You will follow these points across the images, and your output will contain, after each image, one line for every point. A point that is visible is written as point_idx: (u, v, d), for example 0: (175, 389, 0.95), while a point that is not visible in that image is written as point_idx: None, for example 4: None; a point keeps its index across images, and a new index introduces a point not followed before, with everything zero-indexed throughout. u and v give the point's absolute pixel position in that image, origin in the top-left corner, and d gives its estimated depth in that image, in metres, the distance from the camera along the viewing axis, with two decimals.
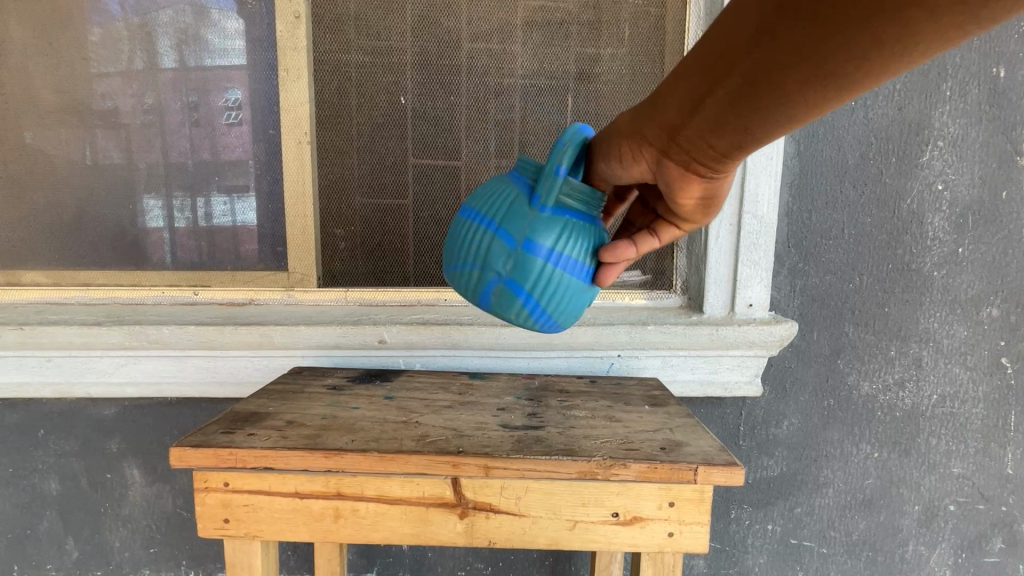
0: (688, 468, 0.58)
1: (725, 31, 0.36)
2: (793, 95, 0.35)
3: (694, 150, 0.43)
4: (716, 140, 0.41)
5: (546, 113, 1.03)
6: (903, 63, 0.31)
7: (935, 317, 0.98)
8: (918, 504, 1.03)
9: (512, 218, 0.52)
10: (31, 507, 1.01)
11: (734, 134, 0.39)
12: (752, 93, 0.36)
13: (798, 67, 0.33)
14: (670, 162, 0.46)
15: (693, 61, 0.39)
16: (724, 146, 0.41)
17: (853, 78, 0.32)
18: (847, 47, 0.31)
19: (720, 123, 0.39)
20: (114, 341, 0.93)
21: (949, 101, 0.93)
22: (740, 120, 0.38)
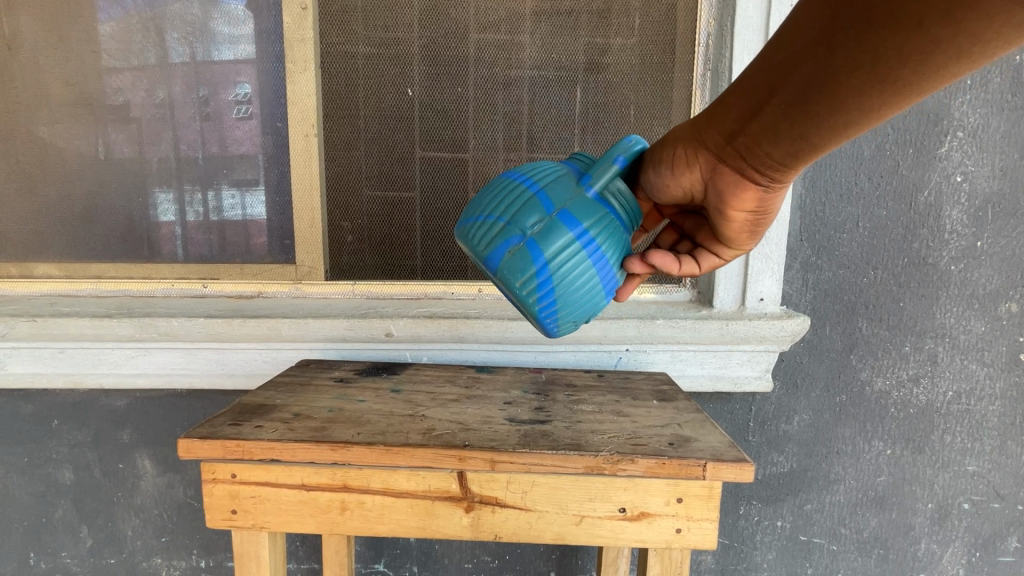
0: (696, 464, 0.57)
1: (782, 44, 0.40)
2: (845, 104, 0.38)
3: (749, 156, 0.47)
4: (772, 148, 0.45)
5: (555, 104, 1.02)
6: (959, 67, 0.33)
7: (952, 312, 0.96)
8: (932, 502, 1.02)
9: (550, 231, 0.51)
10: (46, 496, 1.03)
11: (789, 141, 0.43)
12: (806, 102, 0.40)
13: (852, 73, 0.36)
14: (723, 167, 0.50)
15: (750, 73, 0.44)
16: (778, 154, 0.45)
17: (908, 81, 0.35)
18: (900, 51, 0.34)
19: (774, 128, 0.43)
20: (125, 333, 0.94)
21: (970, 90, 0.90)
22: (796, 128, 0.42)
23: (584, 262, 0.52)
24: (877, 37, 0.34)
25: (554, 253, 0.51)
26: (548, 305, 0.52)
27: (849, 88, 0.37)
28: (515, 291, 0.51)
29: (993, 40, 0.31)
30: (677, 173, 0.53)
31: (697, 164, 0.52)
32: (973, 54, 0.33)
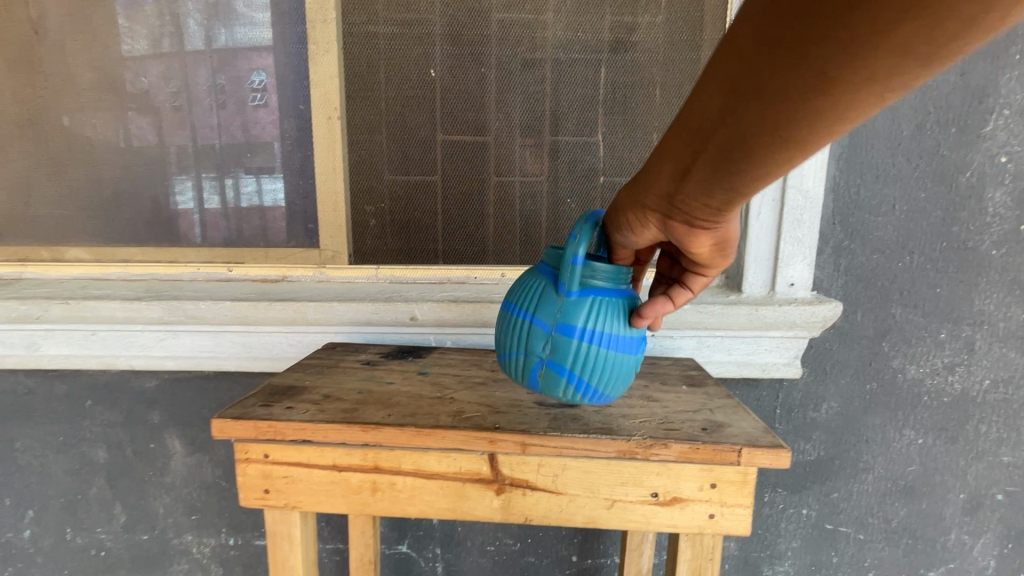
0: (731, 449, 0.56)
1: (691, 109, 0.42)
2: (764, 153, 0.39)
3: (692, 210, 0.48)
4: (709, 197, 0.46)
5: (580, 85, 1.01)
6: (871, 96, 0.33)
7: (992, 299, 0.93)
8: (964, 492, 0.99)
9: (560, 347, 0.57)
10: (81, 474, 1.06)
11: (724, 192, 0.44)
12: (731, 159, 0.41)
13: (765, 126, 0.37)
14: (672, 220, 0.51)
15: (671, 137, 0.45)
16: (717, 201, 0.46)
17: (823, 119, 0.35)
18: (805, 95, 0.34)
19: (708, 184, 0.44)
20: (155, 315, 0.96)
21: (1018, 66, 0.86)
22: (727, 180, 0.43)
23: (600, 350, 0.58)
24: (774, 84, 0.35)
25: (569, 360, 0.58)
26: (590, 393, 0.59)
27: (763, 135, 0.38)
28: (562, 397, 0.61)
29: (900, 60, 0.30)
30: (633, 229, 0.56)
31: (650, 222, 0.54)
32: (883, 80, 0.32)
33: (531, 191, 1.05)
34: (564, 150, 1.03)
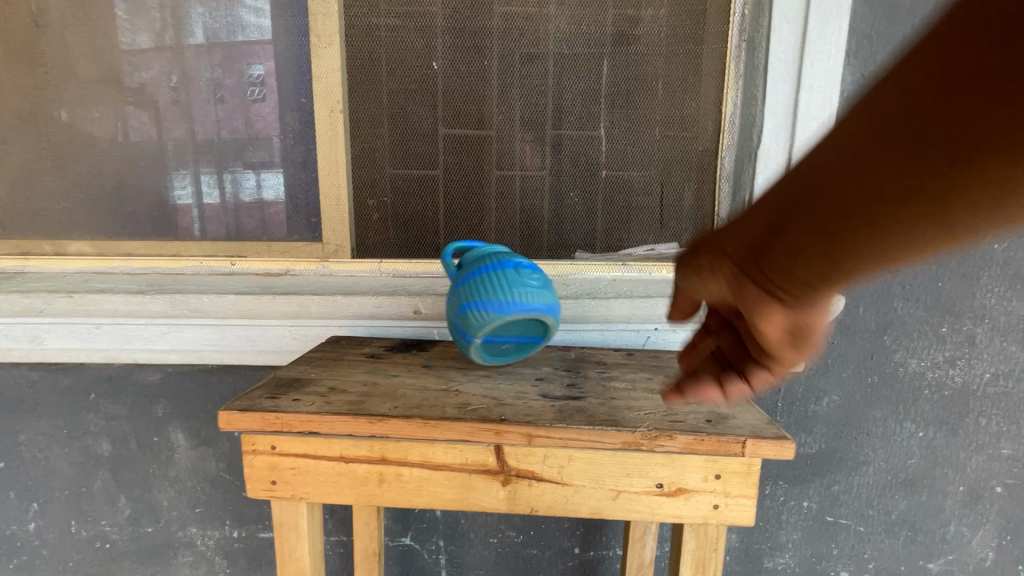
0: (735, 440, 0.57)
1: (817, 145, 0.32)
2: (903, 215, 0.29)
3: (773, 279, 0.36)
4: (800, 267, 0.34)
5: (583, 78, 0.99)
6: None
7: (993, 292, 0.93)
8: (963, 484, 1.00)
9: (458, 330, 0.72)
10: (85, 467, 1.06)
11: (817, 263, 0.33)
12: (851, 215, 0.30)
13: (916, 177, 0.28)
14: (758, 280, 0.37)
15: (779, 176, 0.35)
16: (806, 275, 0.34)
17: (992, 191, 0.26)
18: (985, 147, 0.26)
19: (802, 249, 0.33)
20: (158, 309, 0.97)
21: None
22: (833, 249, 0.32)
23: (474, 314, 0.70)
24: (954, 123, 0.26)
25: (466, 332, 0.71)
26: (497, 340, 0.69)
27: (908, 190, 0.28)
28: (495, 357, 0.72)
29: None
30: (712, 277, 0.40)
31: (722, 273, 0.40)
32: None
33: (533, 185, 1.04)
34: (567, 143, 1.02)
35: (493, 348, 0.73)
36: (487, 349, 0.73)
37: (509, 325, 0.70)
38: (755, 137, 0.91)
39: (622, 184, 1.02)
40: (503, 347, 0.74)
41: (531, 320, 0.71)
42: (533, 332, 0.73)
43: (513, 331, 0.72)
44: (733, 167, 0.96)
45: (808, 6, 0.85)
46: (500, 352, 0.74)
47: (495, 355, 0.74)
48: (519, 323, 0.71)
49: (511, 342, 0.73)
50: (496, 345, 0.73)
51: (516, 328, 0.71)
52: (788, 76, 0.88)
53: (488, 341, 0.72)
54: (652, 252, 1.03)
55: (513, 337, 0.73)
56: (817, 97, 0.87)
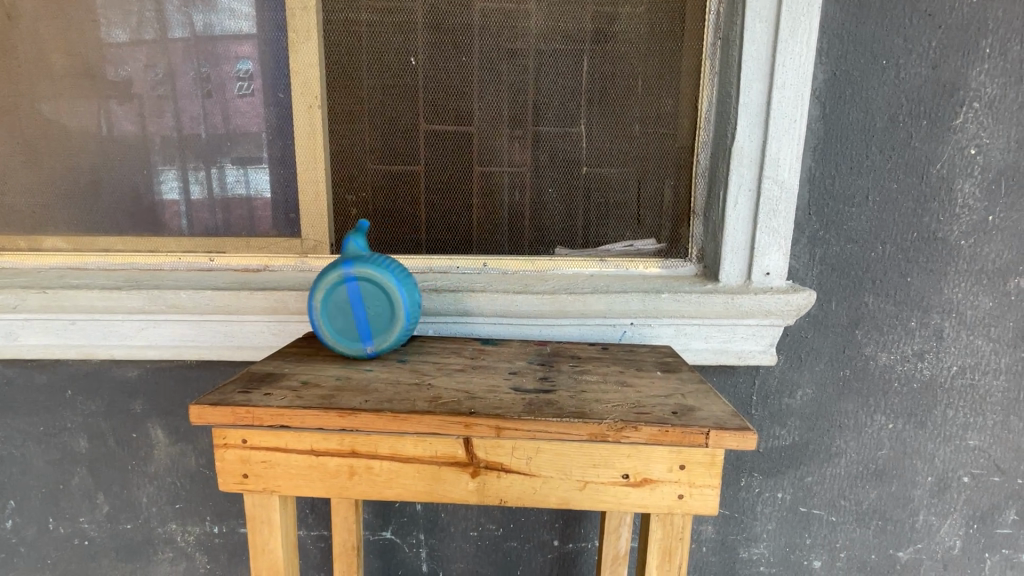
0: (699, 431, 0.58)
1: None
2: None
3: None
4: None
5: (561, 76, 1.00)
6: None
7: (960, 287, 0.95)
8: (932, 475, 1.02)
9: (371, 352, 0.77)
10: (63, 464, 1.06)
11: None
12: None
13: None
14: None
15: None
16: None
17: None
18: None
19: None
20: (135, 305, 0.95)
21: (988, 60, 0.88)
22: None
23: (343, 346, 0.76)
24: None
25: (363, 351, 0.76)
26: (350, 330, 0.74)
27: None
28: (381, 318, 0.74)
29: None
30: None
31: None
32: None
33: (516, 180, 1.04)
34: (546, 140, 1.03)
35: (377, 323, 0.74)
36: (384, 329, 0.74)
37: (344, 328, 0.74)
38: (730, 135, 0.91)
39: (601, 181, 1.02)
40: (376, 313, 0.74)
41: (336, 313, 0.73)
42: (349, 297, 0.72)
43: (350, 317, 0.74)
44: (707, 164, 0.96)
45: (780, 7, 0.85)
46: (381, 309, 0.73)
47: (389, 313, 0.74)
48: (337, 323, 0.74)
49: (363, 310, 0.73)
50: (373, 321, 0.74)
51: (344, 319, 0.74)
52: (761, 74, 0.88)
53: (370, 334, 0.75)
54: (628, 248, 1.03)
55: (360, 317, 0.74)
56: (790, 95, 0.88)
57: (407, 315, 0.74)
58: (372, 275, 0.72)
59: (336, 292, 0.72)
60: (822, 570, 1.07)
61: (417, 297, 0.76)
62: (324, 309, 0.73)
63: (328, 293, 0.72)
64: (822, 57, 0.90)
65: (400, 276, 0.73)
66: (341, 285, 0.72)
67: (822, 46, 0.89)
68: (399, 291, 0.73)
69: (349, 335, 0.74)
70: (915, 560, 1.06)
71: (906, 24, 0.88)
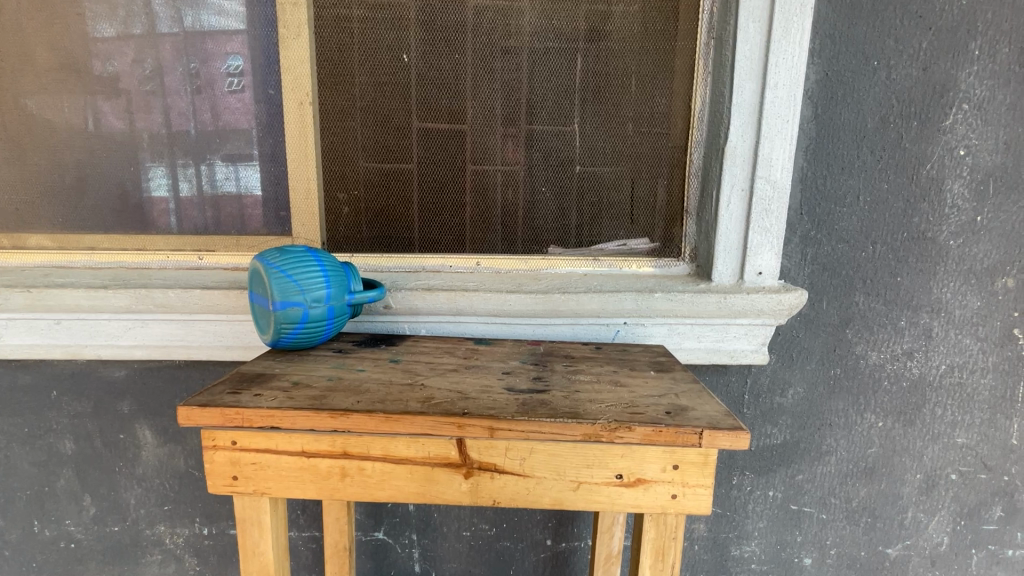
0: (692, 432, 0.58)
1: None
2: None
3: None
4: None
5: (555, 75, 1.06)
6: None
7: (949, 287, 0.96)
8: (920, 472, 1.04)
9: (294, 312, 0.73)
10: (47, 466, 1.04)
11: None
12: None
13: None
14: None
15: None
16: None
17: None
18: None
19: None
20: (122, 304, 0.94)
21: (977, 62, 0.89)
22: None
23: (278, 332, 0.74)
24: None
25: (285, 318, 0.73)
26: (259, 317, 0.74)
27: None
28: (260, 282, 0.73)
29: None
30: None
31: None
32: None
33: (509, 178, 1.10)
34: (539, 139, 1.07)
35: (261, 287, 0.73)
36: (264, 287, 0.72)
37: (258, 319, 0.74)
38: (723, 135, 0.90)
39: (593, 179, 1.03)
40: (256, 283, 0.73)
41: (252, 318, 0.75)
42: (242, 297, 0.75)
43: (254, 305, 0.74)
44: (701, 164, 0.95)
45: (773, 7, 0.85)
46: (254, 276, 0.73)
47: (257, 273, 0.73)
48: (259, 323, 0.74)
49: (250, 292, 0.74)
50: (259, 289, 0.73)
51: (256, 315, 0.74)
52: (754, 74, 0.88)
53: (264, 299, 0.73)
54: (621, 247, 1.02)
55: (254, 301, 0.74)
56: (782, 95, 0.88)
57: (265, 259, 0.73)
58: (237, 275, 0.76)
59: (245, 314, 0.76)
60: (813, 567, 1.08)
61: (273, 248, 0.75)
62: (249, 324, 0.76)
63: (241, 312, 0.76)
64: (814, 58, 0.90)
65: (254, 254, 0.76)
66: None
67: (814, 47, 0.90)
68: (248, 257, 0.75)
69: (265, 318, 0.73)
70: (904, 556, 1.07)
71: (898, 26, 0.88)
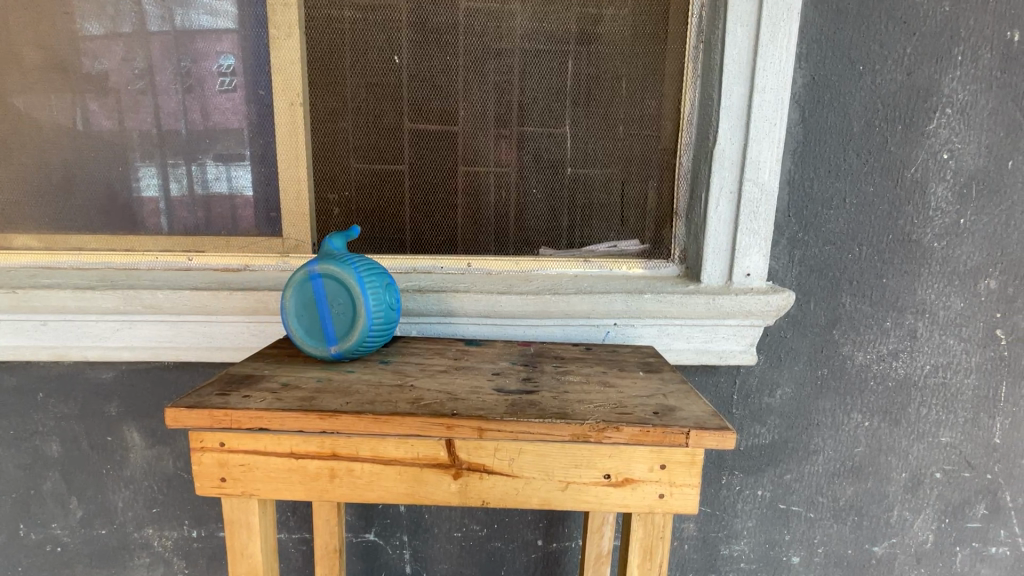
0: (679, 432, 0.59)
1: None
2: None
3: None
4: None
5: (547, 76, 1.00)
6: None
7: (933, 288, 0.98)
8: (906, 471, 1.05)
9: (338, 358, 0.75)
10: (34, 469, 1.03)
11: None
12: None
13: None
14: None
15: None
16: None
17: None
18: None
19: None
20: (109, 305, 0.93)
21: (960, 67, 0.91)
22: None
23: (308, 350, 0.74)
24: None
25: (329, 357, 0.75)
26: (310, 326, 0.73)
27: None
28: (342, 317, 0.73)
29: None
30: None
31: None
32: None
33: (501, 181, 1.04)
34: (531, 142, 1.02)
35: (341, 323, 0.73)
36: (344, 328, 0.73)
37: (309, 332, 0.73)
38: (711, 138, 0.92)
39: (584, 182, 1.02)
40: (340, 312, 0.72)
41: (302, 316, 0.73)
42: (314, 295, 0.72)
43: (316, 315, 0.73)
44: (690, 166, 0.96)
45: (760, 11, 0.87)
46: (346, 309, 0.72)
47: (350, 312, 0.72)
48: (306, 322, 0.73)
49: (328, 307, 0.72)
50: (337, 320, 0.73)
51: (313, 319, 0.73)
52: (742, 78, 0.89)
53: (332, 334, 0.73)
54: (611, 249, 1.03)
55: (325, 317, 0.73)
56: (770, 99, 0.89)
57: (370, 312, 0.72)
58: (336, 272, 0.71)
59: (301, 293, 0.73)
60: (801, 565, 1.09)
61: (383, 295, 0.74)
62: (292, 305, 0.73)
63: (297, 288, 0.72)
64: (801, 62, 0.91)
65: (364, 275, 0.72)
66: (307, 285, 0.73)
67: (801, 52, 0.91)
68: (360, 284, 0.71)
69: (316, 336, 0.73)
70: (890, 554, 1.08)
71: (883, 31, 0.90)
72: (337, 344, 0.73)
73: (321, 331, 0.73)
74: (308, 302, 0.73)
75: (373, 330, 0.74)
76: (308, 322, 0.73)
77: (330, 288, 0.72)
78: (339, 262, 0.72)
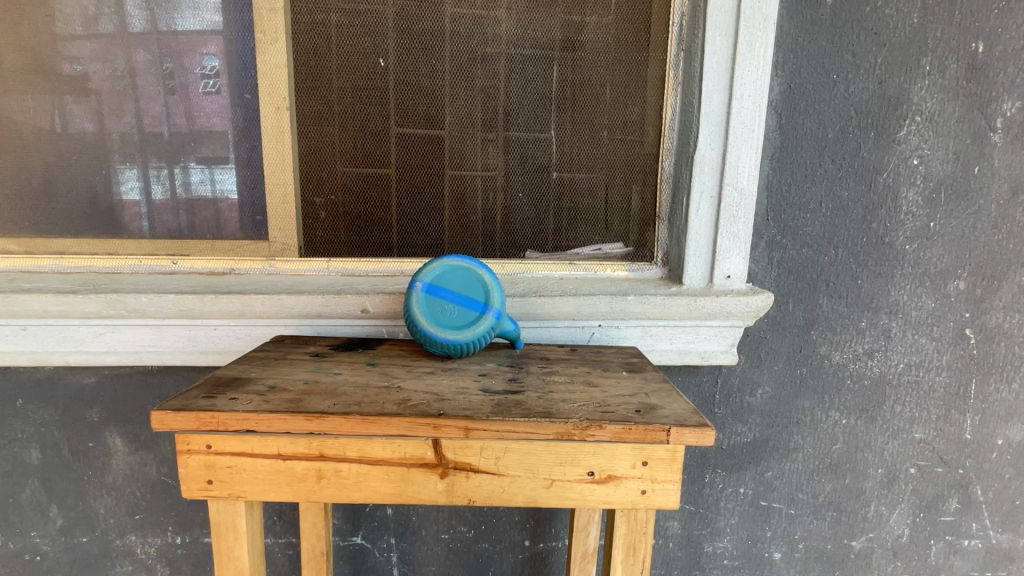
0: (660, 429, 0.61)
1: None
2: None
3: None
4: None
5: (531, 82, 1.00)
6: None
7: (906, 290, 1.01)
8: (882, 467, 1.08)
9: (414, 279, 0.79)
10: (13, 476, 1.01)
11: None
12: None
13: None
14: None
15: None
16: None
17: None
18: None
19: None
20: (91, 310, 0.92)
21: (928, 76, 0.94)
22: None
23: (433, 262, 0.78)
24: None
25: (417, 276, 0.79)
26: (450, 281, 0.78)
27: None
28: (435, 304, 0.77)
29: None
30: None
31: None
32: None
33: (488, 185, 1.04)
34: (516, 146, 1.03)
35: (433, 306, 0.77)
36: (426, 302, 0.77)
37: (449, 275, 0.78)
38: (692, 143, 0.94)
39: (569, 186, 1.04)
40: (445, 312, 0.77)
41: (466, 277, 0.78)
42: (471, 298, 0.77)
43: (457, 286, 0.78)
44: (672, 171, 0.99)
45: (738, 21, 0.89)
46: (444, 320, 0.77)
47: (435, 317, 0.77)
48: (461, 280, 0.78)
49: (454, 301, 0.77)
50: (439, 302, 0.77)
51: (455, 287, 0.78)
52: (721, 85, 0.91)
53: (432, 294, 0.77)
54: (596, 252, 1.05)
55: (453, 296, 0.77)
56: (748, 105, 0.92)
57: (427, 333, 0.76)
58: (470, 328, 0.76)
59: (481, 291, 0.77)
60: (782, 560, 1.12)
61: (433, 347, 0.77)
62: (472, 272, 0.78)
63: (481, 284, 0.78)
64: (778, 70, 0.94)
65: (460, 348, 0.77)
66: (485, 298, 0.77)
67: (778, 60, 0.94)
68: (452, 340, 0.76)
69: (441, 282, 0.78)
70: (868, 549, 1.11)
71: (855, 42, 0.93)
72: (422, 290, 0.78)
73: (441, 286, 0.78)
74: (467, 292, 0.77)
75: (411, 321, 0.77)
76: (451, 275, 0.78)
77: (466, 316, 0.77)
78: (478, 332, 0.77)
